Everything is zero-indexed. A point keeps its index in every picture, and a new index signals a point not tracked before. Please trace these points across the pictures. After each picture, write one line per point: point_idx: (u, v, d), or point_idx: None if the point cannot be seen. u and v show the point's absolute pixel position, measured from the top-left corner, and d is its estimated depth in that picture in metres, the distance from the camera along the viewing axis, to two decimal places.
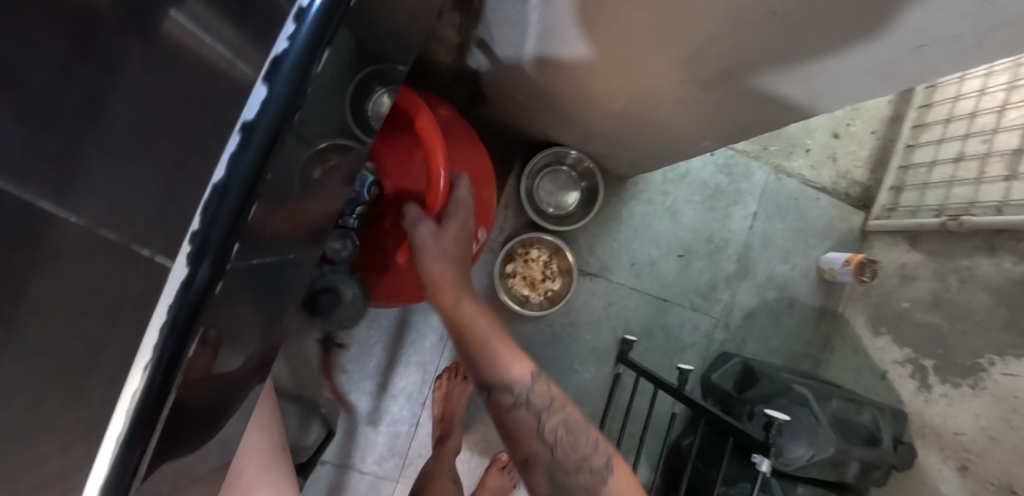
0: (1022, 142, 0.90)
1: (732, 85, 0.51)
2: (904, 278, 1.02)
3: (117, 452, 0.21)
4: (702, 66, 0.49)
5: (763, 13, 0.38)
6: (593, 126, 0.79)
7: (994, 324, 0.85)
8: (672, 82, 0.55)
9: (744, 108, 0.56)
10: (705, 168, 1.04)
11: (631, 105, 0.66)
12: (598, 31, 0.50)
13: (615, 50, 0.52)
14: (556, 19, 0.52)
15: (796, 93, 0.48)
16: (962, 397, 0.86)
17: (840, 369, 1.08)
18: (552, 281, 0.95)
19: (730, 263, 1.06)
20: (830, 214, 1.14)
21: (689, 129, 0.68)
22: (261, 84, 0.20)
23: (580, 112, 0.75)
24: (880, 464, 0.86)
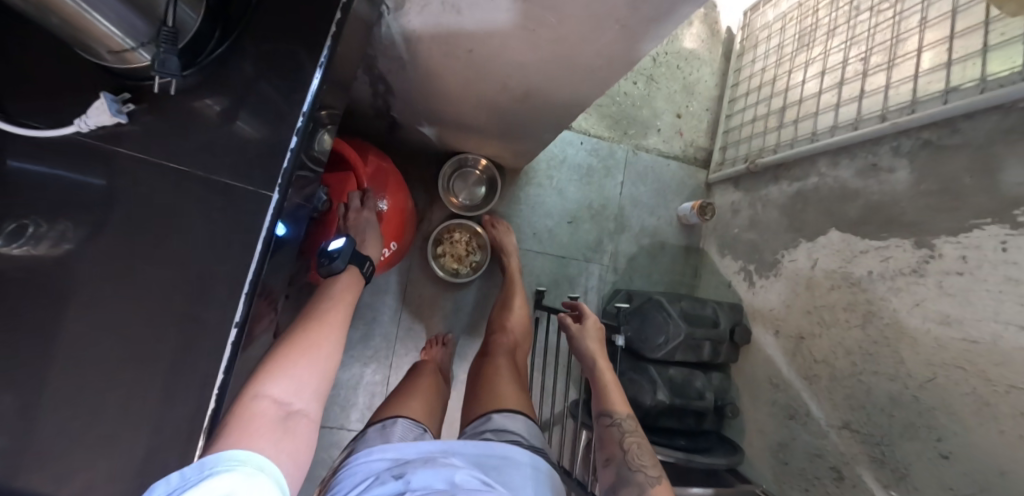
0: (785, 103, 1.30)
1: (534, 100, 0.86)
2: (733, 211, 1.38)
3: (252, 275, 0.52)
4: (512, 91, 0.84)
5: (516, 64, 0.73)
6: (478, 135, 1.11)
7: (781, 229, 1.21)
8: (504, 102, 0.89)
9: (553, 113, 0.90)
10: (578, 153, 1.39)
11: (490, 116, 0.98)
12: (450, 78, 0.84)
13: (463, 88, 0.86)
14: (425, 75, 0.85)
15: (565, 91, 0.80)
16: (770, 284, 1.20)
17: (706, 287, 1.42)
18: (473, 254, 1.26)
19: (610, 221, 1.40)
20: (681, 174, 1.50)
21: (534, 131, 1.02)
22: (294, 136, 0.53)
23: (462, 127, 1.07)
24: (723, 342, 1.19)
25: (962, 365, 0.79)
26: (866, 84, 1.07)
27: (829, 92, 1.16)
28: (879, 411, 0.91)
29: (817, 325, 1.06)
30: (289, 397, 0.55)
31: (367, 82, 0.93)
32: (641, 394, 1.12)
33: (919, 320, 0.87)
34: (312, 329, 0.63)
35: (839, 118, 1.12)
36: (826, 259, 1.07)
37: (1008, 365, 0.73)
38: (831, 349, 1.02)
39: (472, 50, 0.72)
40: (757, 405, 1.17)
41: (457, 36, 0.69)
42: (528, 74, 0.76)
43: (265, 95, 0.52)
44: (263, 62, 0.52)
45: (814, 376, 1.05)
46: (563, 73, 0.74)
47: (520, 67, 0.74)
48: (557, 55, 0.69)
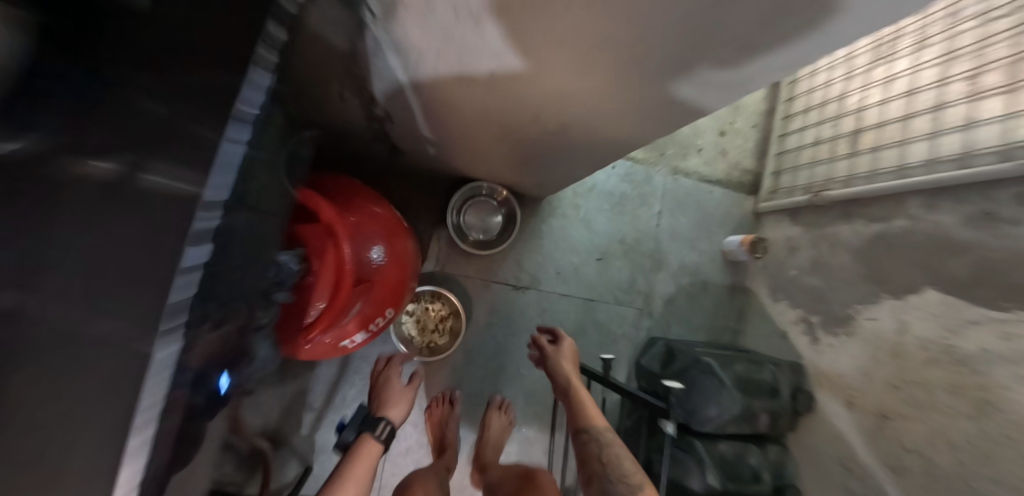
0: (857, 125, 1.09)
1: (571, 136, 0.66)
2: (790, 249, 1.18)
3: None
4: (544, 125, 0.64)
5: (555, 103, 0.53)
6: (494, 163, 0.91)
7: (855, 279, 1.01)
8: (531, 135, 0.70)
9: (594, 149, 0.71)
10: (609, 180, 1.18)
11: (513, 143, 0.76)
12: (463, 106, 0.63)
13: (481, 116, 0.66)
14: (431, 100, 0.65)
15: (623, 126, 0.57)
16: (841, 345, 1.01)
17: (753, 335, 1.22)
18: (441, 336, 1.08)
19: (646, 258, 1.20)
20: (726, 202, 1.30)
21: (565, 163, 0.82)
22: (190, 247, 0.28)
23: (475, 154, 0.87)
24: (784, 412, 1.00)
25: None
26: (973, 108, 0.85)
27: (921, 116, 0.94)
28: None
29: (907, 405, 0.86)
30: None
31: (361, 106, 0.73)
32: (687, 477, 0.95)
33: None
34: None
35: (936, 150, 0.91)
36: (921, 325, 0.87)
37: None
38: (929, 439, 0.82)
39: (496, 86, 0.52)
40: (824, 488, 0.98)
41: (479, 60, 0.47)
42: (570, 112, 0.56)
43: (139, 160, 0.29)
44: (141, 102, 0.29)
45: (903, 468, 0.86)
46: (619, 115, 0.54)
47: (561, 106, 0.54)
48: (615, 99, 0.49)
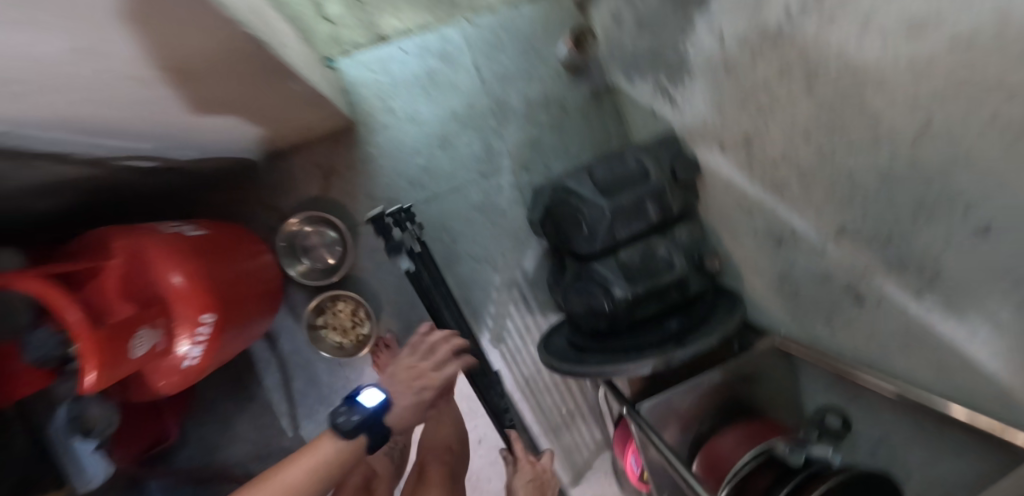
0: None
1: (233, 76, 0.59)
2: (614, 22, 0.98)
3: None
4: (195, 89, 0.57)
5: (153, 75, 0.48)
6: (255, 117, 0.80)
7: (670, 11, 0.81)
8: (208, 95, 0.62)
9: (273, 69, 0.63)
10: (407, 63, 1.06)
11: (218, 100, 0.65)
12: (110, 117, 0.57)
13: (143, 114, 0.60)
14: (89, 131, 0.60)
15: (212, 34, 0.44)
16: (691, 91, 0.87)
17: (637, 129, 1.08)
18: (360, 326, 1.07)
19: (486, 118, 1.09)
20: (541, 11, 1.08)
21: (285, 95, 0.76)
22: None
23: (225, 135, 0.84)
24: (667, 191, 0.92)
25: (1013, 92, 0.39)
26: None
27: None
28: (872, 198, 0.60)
29: (759, 118, 0.74)
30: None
31: (56, 160, 0.65)
32: (596, 300, 0.92)
33: (879, 43, 0.51)
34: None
35: None
36: (734, 22, 0.70)
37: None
38: (788, 143, 0.71)
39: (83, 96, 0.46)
40: (738, 240, 0.93)
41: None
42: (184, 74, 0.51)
43: None
44: None
45: (784, 183, 0.75)
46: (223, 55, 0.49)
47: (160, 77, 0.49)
48: (182, 55, 0.44)
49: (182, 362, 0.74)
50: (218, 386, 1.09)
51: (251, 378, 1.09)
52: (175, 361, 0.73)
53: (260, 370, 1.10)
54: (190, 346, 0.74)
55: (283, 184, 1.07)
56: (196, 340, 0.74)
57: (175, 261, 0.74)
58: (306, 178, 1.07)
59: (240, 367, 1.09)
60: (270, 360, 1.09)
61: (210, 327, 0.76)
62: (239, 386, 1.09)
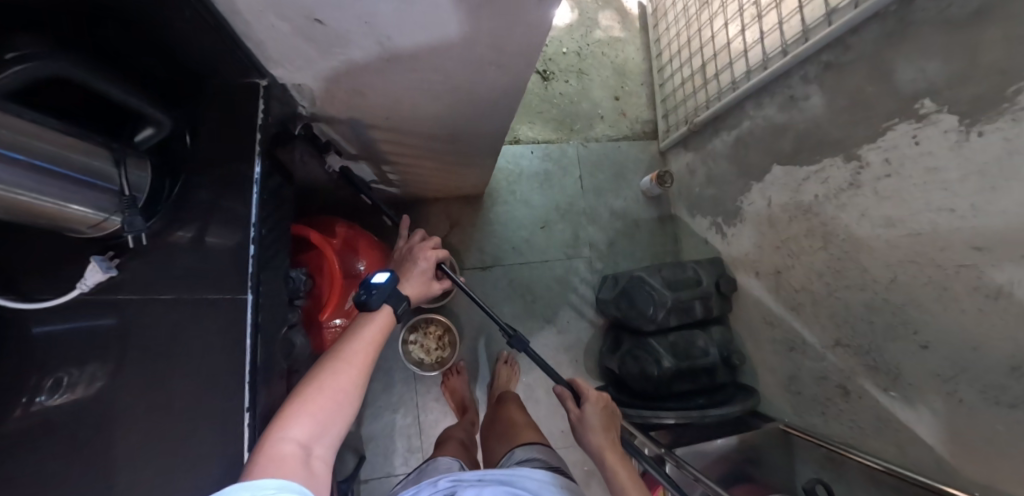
0: (713, 52, 1.24)
1: (465, 104, 0.79)
2: (688, 173, 1.40)
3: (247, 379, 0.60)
4: (441, 102, 0.78)
5: (429, 74, 0.67)
6: (451, 152, 1.05)
7: (733, 177, 1.23)
8: (438, 112, 0.83)
9: (492, 115, 0.85)
10: (533, 162, 1.47)
11: (440, 121, 0.87)
12: (377, 108, 0.79)
13: (392, 116, 0.84)
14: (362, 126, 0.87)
15: (493, 120, 0.87)
16: (740, 231, 1.24)
17: (691, 250, 1.44)
18: (443, 349, 1.33)
19: (579, 214, 1.46)
20: (634, 152, 1.52)
21: (475, 158, 1.10)
22: (251, 242, 0.61)
23: (415, 174, 1.17)
24: (711, 296, 1.24)
25: (958, 267, 0.75)
26: (771, 16, 1.02)
27: (749, 31, 1.09)
28: (860, 320, 0.93)
29: (788, 257, 1.10)
30: (313, 441, 0.58)
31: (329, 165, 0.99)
32: (648, 366, 1.18)
33: (869, 227, 0.89)
34: (345, 373, 0.64)
35: (764, 51, 1.06)
36: (777, 194, 1.09)
37: (965, 268, 0.73)
38: (806, 277, 1.06)
39: (386, 73, 0.65)
40: (760, 346, 1.21)
41: (355, 124, 0.86)
42: (450, 84, 0.71)
43: (228, 213, 0.61)
44: (217, 183, 0.61)
45: (800, 304, 1.08)
46: (481, 73, 0.67)
47: (434, 77, 0.68)
48: (460, 57, 0.61)
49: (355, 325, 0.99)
50: None
51: None
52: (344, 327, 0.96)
53: None
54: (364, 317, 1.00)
55: (419, 223, 1.39)
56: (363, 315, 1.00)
57: (373, 255, 1.06)
58: (438, 224, 1.40)
59: None
60: None
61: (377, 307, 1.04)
62: None
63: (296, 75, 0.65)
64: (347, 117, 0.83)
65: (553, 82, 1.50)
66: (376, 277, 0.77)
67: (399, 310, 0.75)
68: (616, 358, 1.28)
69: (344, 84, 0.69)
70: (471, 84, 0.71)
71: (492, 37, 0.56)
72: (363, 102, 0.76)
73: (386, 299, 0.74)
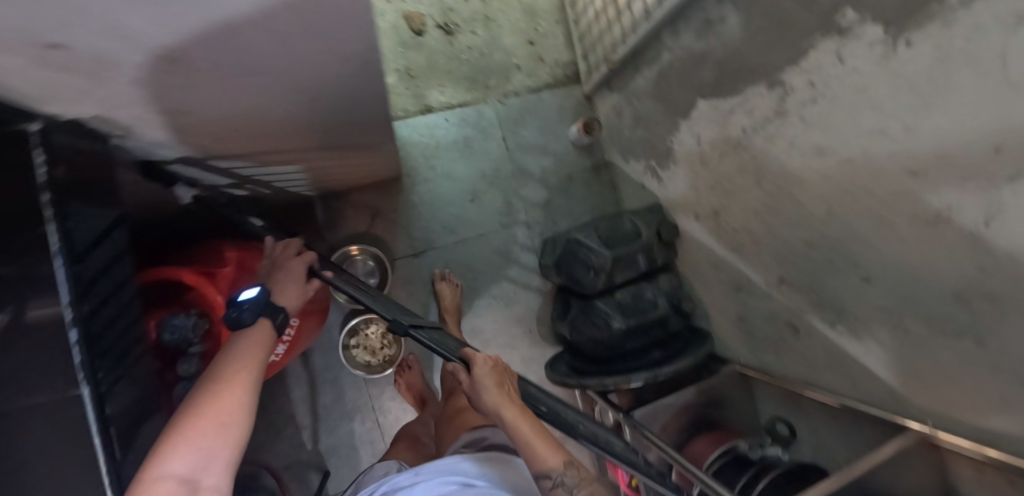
0: None
1: (328, 96, 0.64)
2: (616, 116, 1.29)
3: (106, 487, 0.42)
4: (297, 99, 0.62)
5: (258, 78, 0.50)
6: (338, 143, 0.88)
7: (661, 116, 1.13)
8: (298, 110, 0.66)
9: (363, 96, 0.70)
10: (448, 131, 1.31)
11: (308, 116, 0.70)
12: (215, 122, 0.61)
13: (242, 125, 0.66)
14: (208, 140, 0.68)
15: (371, 101, 0.72)
16: (675, 173, 1.16)
17: (630, 197, 1.36)
18: (388, 347, 1.20)
19: (510, 179, 1.34)
20: (557, 101, 1.38)
21: (370, 142, 0.94)
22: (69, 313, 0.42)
23: (310, 172, 1.01)
24: (653, 247, 1.17)
25: (894, 192, 0.68)
26: None
27: None
28: (801, 256, 0.89)
29: (724, 197, 1.03)
30: (196, 473, 0.46)
31: (191, 183, 0.82)
32: (597, 329, 1.13)
33: (802, 158, 0.82)
34: (222, 393, 0.52)
35: None
36: (708, 131, 1.00)
37: (900, 195, 0.68)
38: (744, 216, 0.99)
39: (195, 86, 0.48)
40: (709, 289, 1.17)
41: (204, 142, 0.68)
42: (294, 81, 0.54)
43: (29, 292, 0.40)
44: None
45: (742, 244, 1.03)
46: (327, 66, 0.52)
47: (267, 78, 0.51)
48: (287, 58, 0.45)
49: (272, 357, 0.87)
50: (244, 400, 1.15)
51: (279, 393, 1.17)
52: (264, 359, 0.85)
53: (289, 387, 1.18)
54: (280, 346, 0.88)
55: (332, 220, 1.24)
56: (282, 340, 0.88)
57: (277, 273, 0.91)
58: (354, 217, 1.25)
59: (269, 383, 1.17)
60: (302, 377, 1.18)
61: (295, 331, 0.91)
62: (266, 402, 1.17)
63: (79, 106, 0.45)
64: (190, 137, 0.64)
65: (454, 34, 1.31)
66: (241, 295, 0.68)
67: (279, 322, 0.68)
68: (566, 321, 1.22)
69: (157, 108, 0.51)
70: (321, 78, 0.55)
71: (318, 35, 0.41)
72: (198, 121, 0.58)
73: (259, 312, 0.66)
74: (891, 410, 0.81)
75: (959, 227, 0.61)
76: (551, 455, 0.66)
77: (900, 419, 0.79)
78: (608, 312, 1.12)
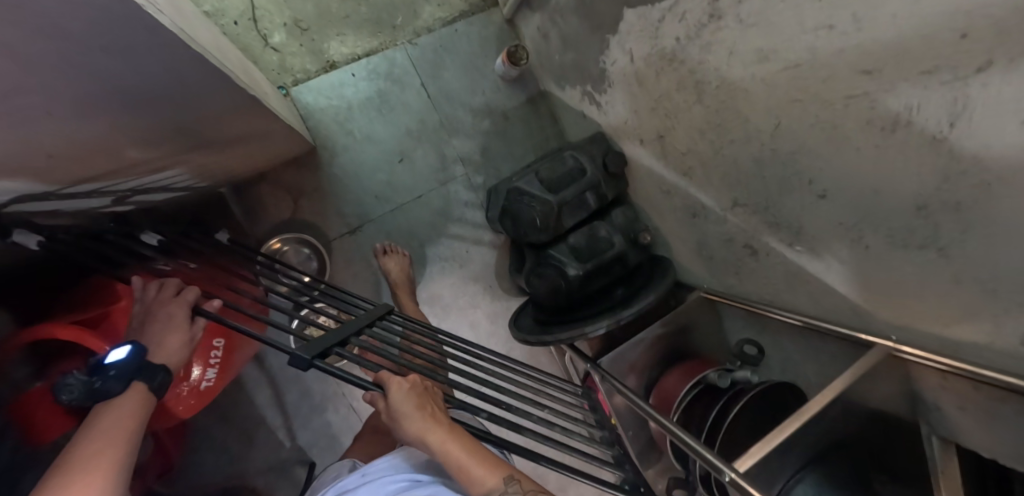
0: None
1: (142, 88, 0.49)
2: (543, 39, 1.12)
3: None
4: (101, 104, 0.47)
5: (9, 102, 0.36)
6: (208, 137, 0.74)
7: (589, 34, 0.98)
8: (117, 114, 0.52)
9: (194, 76, 0.55)
10: (358, 88, 1.14)
11: (138, 118, 0.55)
12: (1, 160, 0.45)
13: (51, 153, 0.51)
14: (16, 181, 0.53)
15: (207, 78, 0.57)
16: (612, 97, 1.03)
17: (571, 128, 1.22)
18: None
19: (438, 131, 1.20)
20: (476, 30, 1.20)
21: (248, 124, 0.79)
22: None
23: (200, 172, 0.87)
24: (601, 182, 1.08)
25: (849, 96, 0.58)
26: None
27: None
28: (750, 176, 0.81)
29: (665, 118, 0.92)
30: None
31: (46, 217, 0.69)
32: (554, 280, 1.05)
33: (740, 67, 0.71)
34: (79, 479, 0.46)
35: None
36: (639, 46, 0.87)
37: (854, 99, 0.58)
38: (689, 137, 0.89)
39: None
40: (664, 218, 1.09)
41: (26, 178, 0.54)
42: (69, 85, 0.40)
43: None
44: None
45: (689, 168, 0.93)
46: (93, 57, 0.38)
47: (21, 97, 0.37)
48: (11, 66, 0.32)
49: (201, 383, 0.82)
50: (208, 412, 1.12)
51: (243, 399, 1.14)
52: (195, 384, 0.82)
53: (252, 391, 1.14)
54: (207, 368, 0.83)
55: (252, 212, 1.12)
56: (210, 362, 0.84)
57: None
58: (274, 205, 1.13)
59: (230, 391, 1.13)
60: (262, 379, 1.15)
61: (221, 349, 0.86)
62: (232, 410, 1.14)
63: None
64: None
65: None
66: (107, 360, 0.59)
67: (157, 384, 0.61)
68: (524, 274, 1.14)
69: None
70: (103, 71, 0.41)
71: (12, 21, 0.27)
72: (1, 163, 0.44)
73: (131, 378, 0.58)
74: (853, 324, 0.77)
75: (920, 132, 0.52)
76: (489, 476, 0.60)
77: (862, 335, 0.74)
78: (566, 261, 1.04)
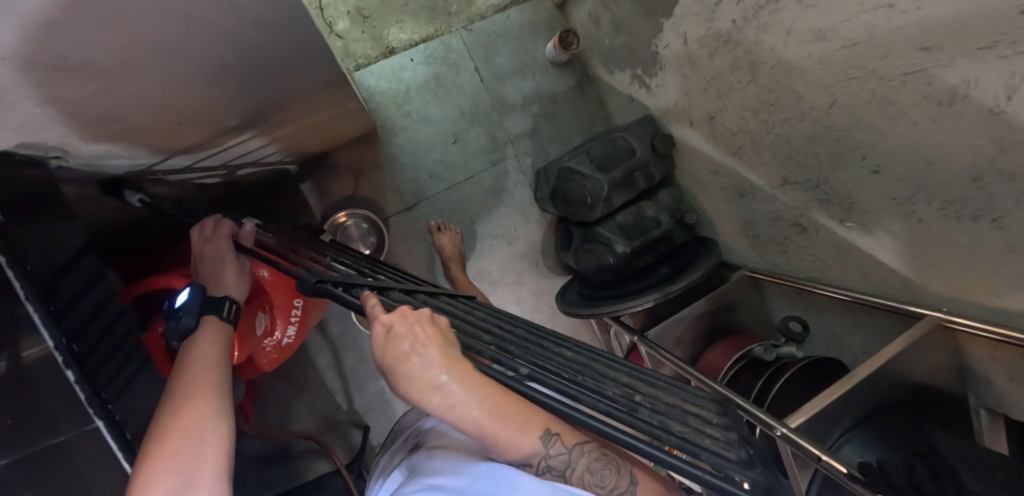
0: None
1: (264, 63, 0.56)
2: (594, 24, 1.16)
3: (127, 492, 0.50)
4: (231, 76, 0.54)
5: (174, 59, 0.43)
6: (295, 116, 0.81)
7: (642, 18, 1.01)
8: (239, 87, 0.59)
9: (304, 55, 0.62)
10: (416, 72, 1.21)
11: (253, 92, 0.63)
12: (142, 114, 0.52)
13: (180, 119, 0.59)
14: (152, 143, 0.62)
15: (312, 59, 0.64)
16: (663, 80, 1.06)
17: (619, 112, 1.26)
18: None
19: (490, 114, 1.25)
20: (528, 17, 1.24)
21: (330, 103, 0.87)
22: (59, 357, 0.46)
23: (282, 146, 0.96)
24: (650, 163, 1.11)
25: (909, 72, 0.60)
26: None
27: None
28: (805, 155, 0.83)
29: (718, 99, 0.95)
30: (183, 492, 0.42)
31: (155, 181, 0.78)
32: (602, 257, 1.09)
33: (798, 45, 0.74)
34: (190, 400, 0.50)
35: None
36: (693, 29, 0.91)
37: (910, 76, 0.60)
38: (741, 116, 0.92)
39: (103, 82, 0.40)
40: (710, 198, 1.12)
41: (155, 143, 0.63)
42: (218, 53, 0.47)
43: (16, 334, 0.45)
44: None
45: (739, 149, 0.96)
46: (245, 30, 0.45)
47: (185, 57, 0.44)
48: (192, 31, 0.39)
49: (282, 339, 0.89)
50: (276, 373, 1.22)
51: (307, 362, 1.23)
52: (279, 341, 0.88)
53: (314, 354, 1.24)
54: (288, 327, 0.89)
55: (320, 189, 1.21)
56: (291, 321, 0.89)
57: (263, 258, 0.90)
58: (339, 181, 1.21)
59: (295, 354, 1.23)
60: (323, 344, 1.24)
61: (301, 310, 0.91)
62: (297, 372, 1.23)
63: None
64: (132, 140, 0.58)
65: None
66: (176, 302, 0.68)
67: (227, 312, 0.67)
68: (570, 252, 1.19)
69: (82, 111, 0.45)
70: (243, 44, 0.48)
71: None
72: (128, 122, 0.52)
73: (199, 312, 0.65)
74: (904, 298, 0.79)
75: (977, 106, 0.54)
76: (525, 440, 0.47)
77: (910, 307, 0.77)
78: (615, 236, 1.08)
